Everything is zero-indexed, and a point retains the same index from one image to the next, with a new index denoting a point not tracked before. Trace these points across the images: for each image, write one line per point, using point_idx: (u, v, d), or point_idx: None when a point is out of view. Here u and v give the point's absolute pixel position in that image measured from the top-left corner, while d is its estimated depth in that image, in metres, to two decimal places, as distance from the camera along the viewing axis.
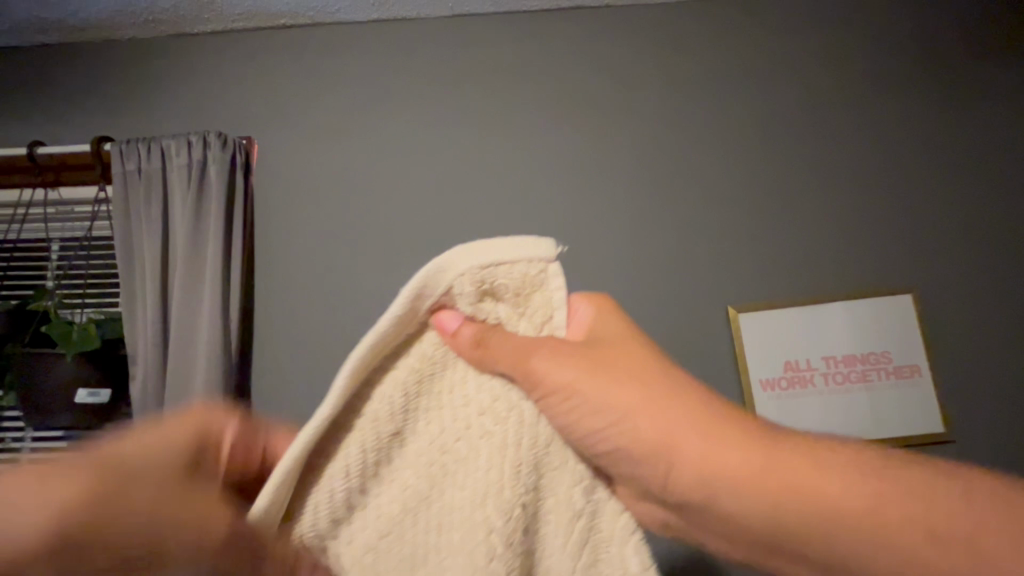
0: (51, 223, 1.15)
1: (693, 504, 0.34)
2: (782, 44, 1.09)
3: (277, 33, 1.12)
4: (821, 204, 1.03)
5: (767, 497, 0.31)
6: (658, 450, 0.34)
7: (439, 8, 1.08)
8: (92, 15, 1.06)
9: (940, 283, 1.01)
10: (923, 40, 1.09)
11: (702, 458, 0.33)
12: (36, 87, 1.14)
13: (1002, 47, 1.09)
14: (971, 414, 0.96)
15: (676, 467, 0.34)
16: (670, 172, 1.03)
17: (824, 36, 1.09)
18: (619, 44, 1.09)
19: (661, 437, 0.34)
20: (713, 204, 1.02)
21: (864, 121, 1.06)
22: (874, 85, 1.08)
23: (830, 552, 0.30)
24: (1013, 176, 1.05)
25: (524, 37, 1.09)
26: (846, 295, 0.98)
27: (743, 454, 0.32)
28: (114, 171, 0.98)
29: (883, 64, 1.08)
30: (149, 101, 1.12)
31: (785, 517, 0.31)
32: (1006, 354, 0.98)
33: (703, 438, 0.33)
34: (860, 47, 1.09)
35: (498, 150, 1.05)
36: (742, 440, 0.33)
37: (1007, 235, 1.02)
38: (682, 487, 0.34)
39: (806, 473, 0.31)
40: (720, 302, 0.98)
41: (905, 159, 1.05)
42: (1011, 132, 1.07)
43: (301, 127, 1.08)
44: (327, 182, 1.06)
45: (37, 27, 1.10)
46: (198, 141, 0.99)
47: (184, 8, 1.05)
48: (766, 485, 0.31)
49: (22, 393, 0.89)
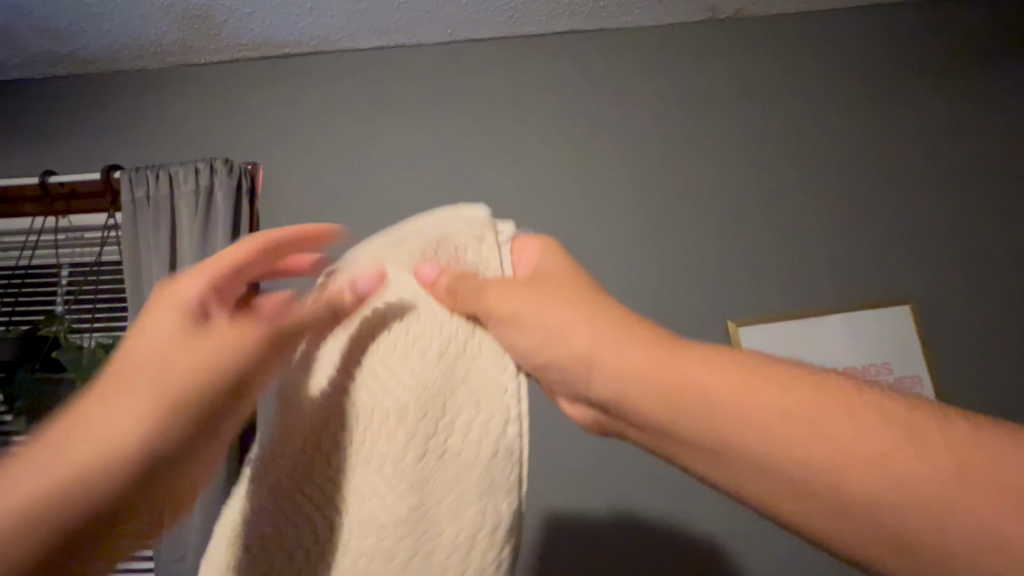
0: (62, 248, 1.26)
1: (687, 427, 0.36)
2: (745, 56, 1.23)
3: (281, 61, 1.26)
4: (797, 202, 1.16)
5: (763, 418, 0.33)
6: (664, 385, 0.37)
7: (437, 36, 1.22)
8: (104, 47, 1.20)
9: (879, 278, 1.12)
10: (875, 43, 1.24)
11: (702, 387, 0.36)
12: (57, 118, 1.27)
13: (950, 43, 1.23)
14: (961, 388, 1.08)
15: (673, 396, 0.36)
16: (658, 176, 1.17)
17: (783, 46, 1.23)
18: (602, 61, 1.23)
19: (666, 371, 0.37)
20: (699, 205, 1.15)
21: (826, 122, 1.20)
22: (833, 87, 1.22)
23: (829, 482, 0.30)
24: (972, 158, 1.18)
25: (513, 58, 1.23)
26: (830, 304, 1.10)
27: (752, 383, 0.35)
28: (126, 199, 1.11)
29: (838, 68, 1.23)
30: (161, 126, 1.25)
31: (781, 442, 0.32)
32: (989, 328, 1.10)
33: (710, 368, 0.36)
34: (817, 55, 1.23)
35: (495, 164, 1.18)
36: (751, 372, 0.35)
37: (974, 215, 1.16)
38: (677, 412, 0.36)
39: (818, 406, 0.32)
40: (712, 301, 1.10)
41: (860, 155, 1.19)
42: (965, 118, 1.20)
43: (305, 149, 1.21)
44: (353, 196, 1.18)
45: (51, 60, 1.23)
46: (206, 169, 1.11)
47: (192, 40, 1.19)
48: (666, 383, 0.37)
49: (38, 414, 1.02)
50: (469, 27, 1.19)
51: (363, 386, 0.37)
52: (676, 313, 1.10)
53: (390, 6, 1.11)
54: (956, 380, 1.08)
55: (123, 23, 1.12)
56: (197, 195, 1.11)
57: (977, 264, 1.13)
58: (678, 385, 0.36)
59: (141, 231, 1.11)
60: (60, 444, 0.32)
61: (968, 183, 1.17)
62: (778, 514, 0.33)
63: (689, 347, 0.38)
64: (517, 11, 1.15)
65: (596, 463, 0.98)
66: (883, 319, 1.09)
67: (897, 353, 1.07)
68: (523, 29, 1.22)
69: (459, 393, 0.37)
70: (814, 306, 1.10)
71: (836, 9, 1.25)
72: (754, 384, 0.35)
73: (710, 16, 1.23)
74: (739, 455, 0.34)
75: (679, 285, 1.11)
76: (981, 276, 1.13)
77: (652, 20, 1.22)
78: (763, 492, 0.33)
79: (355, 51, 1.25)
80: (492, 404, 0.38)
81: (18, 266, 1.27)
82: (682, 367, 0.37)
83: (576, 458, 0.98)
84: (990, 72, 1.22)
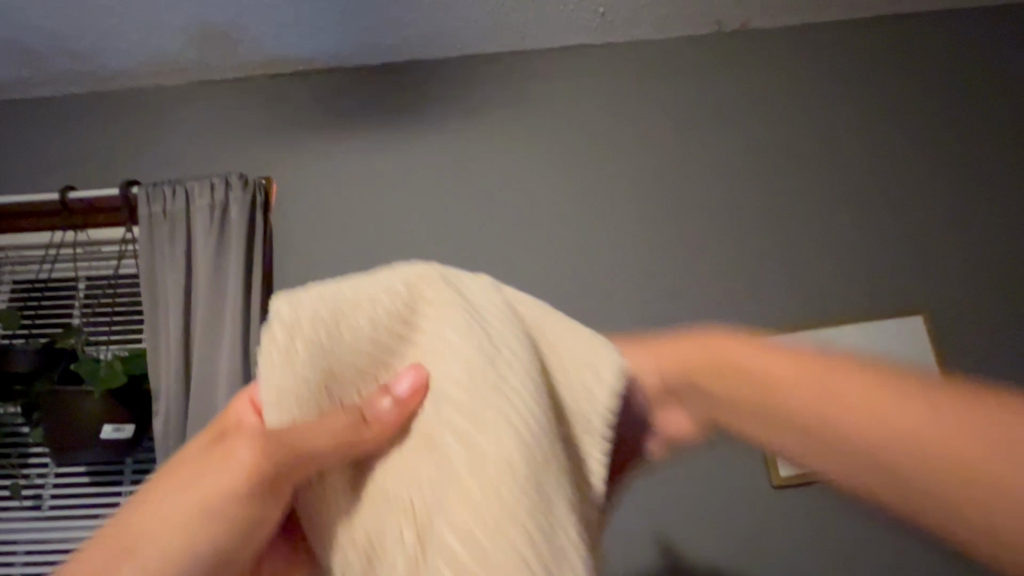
0: (80, 262, 1.28)
1: (752, 419, 0.36)
2: (754, 66, 1.23)
3: (294, 76, 1.28)
4: (813, 212, 1.14)
5: (796, 389, 0.34)
6: (713, 376, 0.38)
7: (449, 50, 1.23)
8: (122, 65, 1.22)
9: (902, 290, 1.10)
10: (887, 52, 1.23)
11: (738, 374, 0.37)
12: (76, 135, 1.30)
13: (963, 49, 1.22)
14: None
15: (727, 388, 0.37)
16: (668, 188, 1.16)
17: (793, 56, 1.23)
18: (613, 73, 1.23)
19: (701, 363, 0.39)
20: (711, 216, 1.15)
21: (840, 131, 1.19)
22: (844, 94, 1.21)
23: (889, 454, 0.31)
24: (993, 165, 1.17)
25: (524, 72, 1.24)
26: (853, 318, 1.07)
27: (775, 361, 0.36)
28: (142, 213, 1.12)
29: (848, 76, 1.22)
30: (180, 141, 1.27)
31: (824, 413, 0.33)
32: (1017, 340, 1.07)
33: (738, 360, 0.37)
34: (828, 64, 1.23)
35: (507, 178, 1.18)
36: (772, 350, 0.36)
37: (997, 223, 1.13)
38: (733, 400, 0.37)
39: (841, 375, 0.33)
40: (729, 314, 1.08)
41: (874, 161, 1.18)
42: (983, 124, 1.19)
43: (322, 162, 1.22)
44: (368, 209, 1.18)
45: (72, 78, 1.26)
46: (222, 183, 1.13)
47: (209, 56, 1.21)
48: (712, 375, 0.38)
49: (53, 430, 1.00)
50: (484, 40, 1.20)
51: None
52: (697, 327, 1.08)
53: (402, 21, 1.13)
54: None
55: (144, 40, 1.14)
56: (212, 209, 1.11)
57: (1003, 275, 1.11)
58: (733, 365, 0.38)
59: (158, 244, 1.11)
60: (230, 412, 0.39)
61: (991, 192, 1.15)
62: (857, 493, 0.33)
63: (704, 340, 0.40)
64: (532, 24, 1.16)
65: None
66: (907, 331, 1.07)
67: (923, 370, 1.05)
68: (533, 43, 1.22)
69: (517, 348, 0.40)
70: (838, 317, 1.08)
71: (849, 20, 1.25)
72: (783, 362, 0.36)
73: (723, 27, 1.23)
74: (811, 417, 0.34)
75: (699, 294, 1.09)
76: (1009, 286, 1.10)
77: (665, 32, 1.22)
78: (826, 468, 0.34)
79: (367, 66, 1.26)
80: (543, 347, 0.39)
81: (39, 280, 1.28)
82: (736, 350, 0.38)
83: None
84: (1009, 81, 1.22)
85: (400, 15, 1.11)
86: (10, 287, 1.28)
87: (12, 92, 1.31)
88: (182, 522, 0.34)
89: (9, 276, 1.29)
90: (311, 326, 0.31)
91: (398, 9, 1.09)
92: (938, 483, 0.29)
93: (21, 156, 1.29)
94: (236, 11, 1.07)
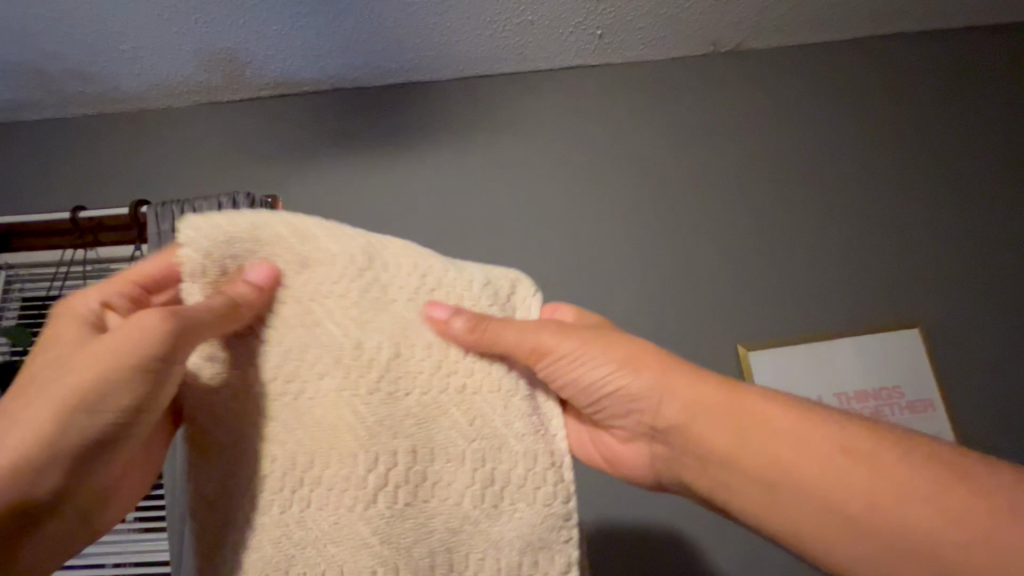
0: (90, 279, 1.31)
1: (758, 479, 0.45)
2: (739, 84, 1.28)
3: (300, 98, 1.34)
4: (797, 225, 1.20)
5: (802, 452, 0.43)
6: (739, 422, 0.46)
7: (448, 73, 1.29)
8: (133, 88, 1.29)
9: (884, 303, 1.15)
10: (864, 72, 1.29)
11: (762, 427, 0.45)
12: (87, 155, 1.36)
13: (940, 70, 1.29)
14: (977, 413, 1.09)
15: (748, 440, 0.46)
16: (661, 203, 1.21)
17: (773, 75, 1.29)
18: (604, 92, 1.29)
19: (722, 403, 0.48)
20: (702, 230, 1.19)
21: (818, 147, 1.25)
22: (825, 112, 1.27)
23: (877, 521, 0.40)
24: (967, 180, 1.23)
25: (520, 93, 1.30)
26: (844, 331, 1.11)
27: (796, 422, 0.45)
28: (152, 232, 1.16)
29: (827, 94, 1.28)
30: (190, 160, 1.33)
31: (828, 483, 0.42)
32: (998, 350, 1.12)
33: (758, 405, 0.46)
34: (807, 82, 1.29)
35: (500, 193, 1.23)
36: (793, 414, 0.45)
37: (972, 236, 1.19)
38: (748, 458, 0.45)
39: (849, 451, 0.42)
40: (721, 327, 1.12)
41: (854, 175, 1.23)
42: (959, 141, 1.26)
43: (327, 182, 1.28)
44: (372, 225, 1.23)
45: (82, 100, 1.32)
46: (229, 203, 1.15)
47: (217, 79, 1.27)
48: (741, 421, 0.46)
49: None
50: (480, 64, 1.26)
51: (437, 384, 0.47)
52: (688, 338, 1.12)
53: (403, 45, 1.18)
54: (968, 405, 1.09)
55: (155, 64, 1.20)
56: None
57: (980, 287, 1.16)
58: (746, 411, 0.47)
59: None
60: (83, 317, 0.46)
61: (971, 208, 1.21)
62: (822, 555, 0.42)
63: (741, 388, 0.48)
64: (525, 48, 1.22)
65: (609, 488, 0.98)
66: (893, 342, 1.11)
67: (910, 381, 1.08)
68: (529, 64, 1.28)
69: (479, 379, 0.48)
70: (825, 331, 1.12)
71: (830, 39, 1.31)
72: (812, 434, 0.44)
73: (709, 49, 1.29)
74: (816, 488, 0.42)
75: (690, 307, 1.14)
76: (989, 298, 1.15)
77: (654, 54, 1.28)
78: (809, 531, 0.42)
79: (371, 89, 1.33)
80: (488, 379, 0.48)
81: (49, 295, 1.31)
82: (771, 414, 0.46)
83: (587, 483, 0.98)
84: (986, 102, 1.28)
85: (400, 40, 1.17)
86: (20, 304, 1.31)
87: (23, 113, 1.37)
88: (109, 393, 0.40)
89: (18, 294, 1.32)
90: (227, 241, 0.44)
91: (398, 35, 1.15)
92: (913, 548, 0.38)
93: (36, 174, 1.35)
94: (245, 37, 1.13)
